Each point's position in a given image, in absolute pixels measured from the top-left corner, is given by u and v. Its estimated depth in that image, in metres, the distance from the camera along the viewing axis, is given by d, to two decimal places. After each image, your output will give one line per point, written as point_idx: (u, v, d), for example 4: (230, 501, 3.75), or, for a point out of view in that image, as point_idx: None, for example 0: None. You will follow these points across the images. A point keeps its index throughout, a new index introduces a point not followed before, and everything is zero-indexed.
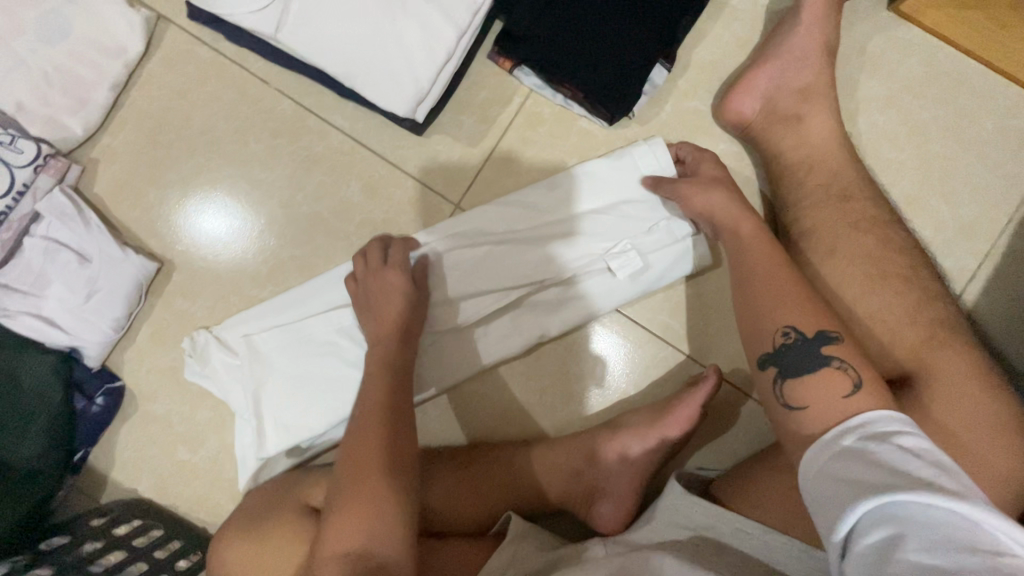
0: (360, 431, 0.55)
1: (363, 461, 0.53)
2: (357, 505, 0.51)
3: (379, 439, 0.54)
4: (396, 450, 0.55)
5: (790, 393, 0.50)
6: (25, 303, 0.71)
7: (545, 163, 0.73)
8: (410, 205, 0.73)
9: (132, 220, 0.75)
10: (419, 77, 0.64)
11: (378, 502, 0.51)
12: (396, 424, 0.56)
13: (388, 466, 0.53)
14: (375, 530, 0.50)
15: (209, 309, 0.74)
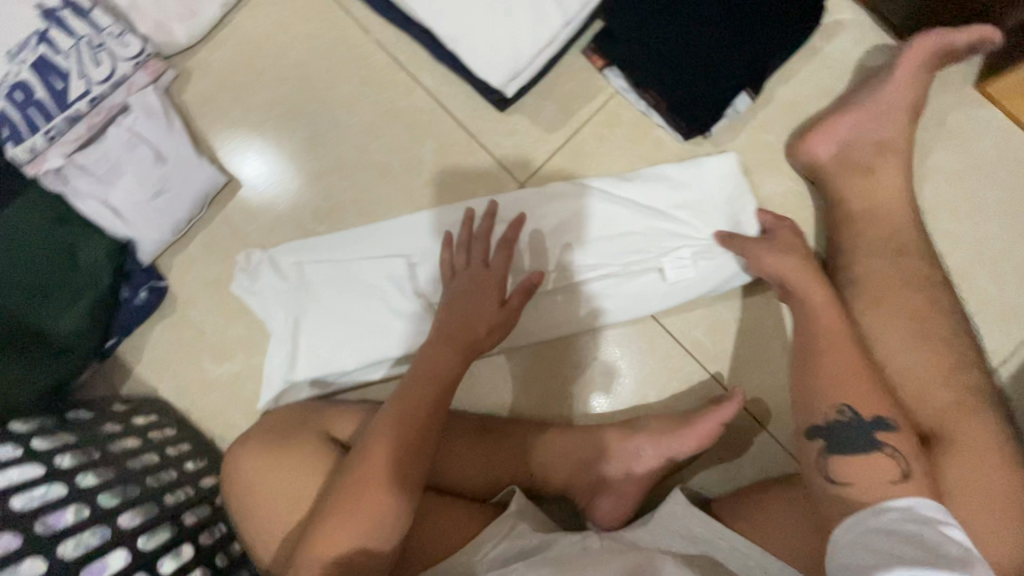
0: (393, 435, 0.54)
1: (386, 469, 0.53)
2: (366, 511, 0.52)
3: (410, 451, 0.54)
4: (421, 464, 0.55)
5: (836, 470, 0.53)
6: (95, 187, 0.73)
7: (614, 163, 0.75)
8: (477, 176, 0.76)
9: (211, 132, 0.78)
10: (517, 53, 0.66)
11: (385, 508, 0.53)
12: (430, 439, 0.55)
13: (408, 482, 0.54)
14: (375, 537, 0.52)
15: (264, 233, 0.76)
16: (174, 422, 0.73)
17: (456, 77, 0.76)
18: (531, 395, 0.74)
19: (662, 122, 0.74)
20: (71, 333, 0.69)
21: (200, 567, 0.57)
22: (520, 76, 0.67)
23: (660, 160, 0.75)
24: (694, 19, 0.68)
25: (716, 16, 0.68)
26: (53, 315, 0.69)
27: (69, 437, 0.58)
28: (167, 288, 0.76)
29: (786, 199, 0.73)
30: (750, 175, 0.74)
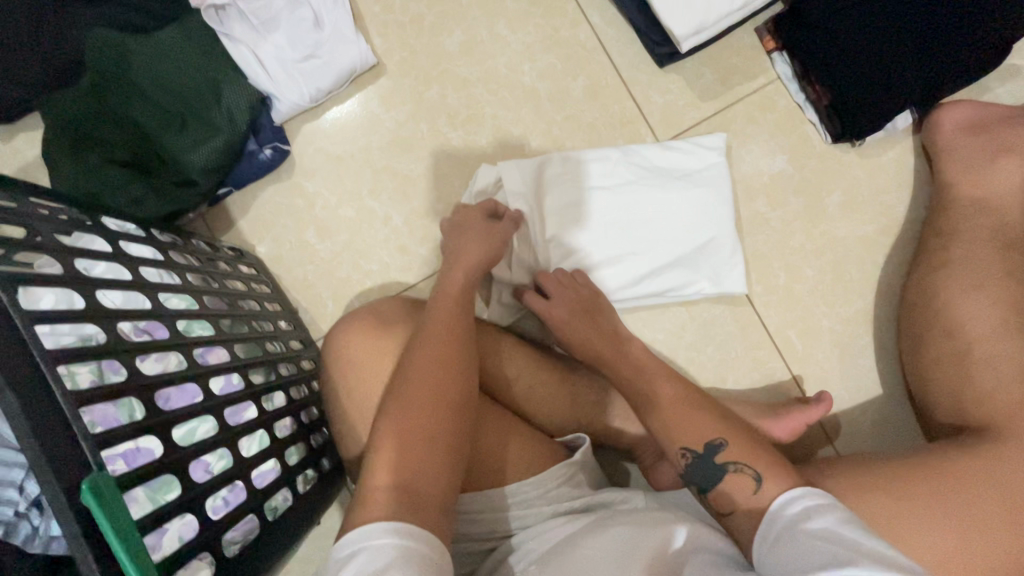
0: (412, 382, 0.51)
1: (412, 416, 0.49)
2: (401, 453, 0.48)
3: (433, 389, 0.51)
4: (450, 405, 0.51)
5: (965, 510, 0.54)
6: (250, 36, 0.73)
7: (756, 147, 0.75)
8: (619, 123, 0.76)
9: (368, 12, 0.77)
10: (704, 14, 0.65)
11: (429, 450, 0.48)
12: (453, 379, 0.53)
13: (444, 421, 0.50)
14: (425, 475, 0.47)
15: (398, 124, 0.77)
16: (269, 282, 0.73)
17: (624, 20, 0.75)
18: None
19: (815, 119, 0.74)
20: (198, 169, 0.70)
21: (292, 416, 0.57)
22: (699, 34, 0.66)
23: (804, 155, 0.74)
24: (890, 22, 0.66)
25: (915, 23, 0.66)
26: (187, 145, 0.70)
27: (194, 261, 0.58)
28: (290, 153, 0.77)
29: (913, 227, 0.74)
30: (884, 194, 0.74)
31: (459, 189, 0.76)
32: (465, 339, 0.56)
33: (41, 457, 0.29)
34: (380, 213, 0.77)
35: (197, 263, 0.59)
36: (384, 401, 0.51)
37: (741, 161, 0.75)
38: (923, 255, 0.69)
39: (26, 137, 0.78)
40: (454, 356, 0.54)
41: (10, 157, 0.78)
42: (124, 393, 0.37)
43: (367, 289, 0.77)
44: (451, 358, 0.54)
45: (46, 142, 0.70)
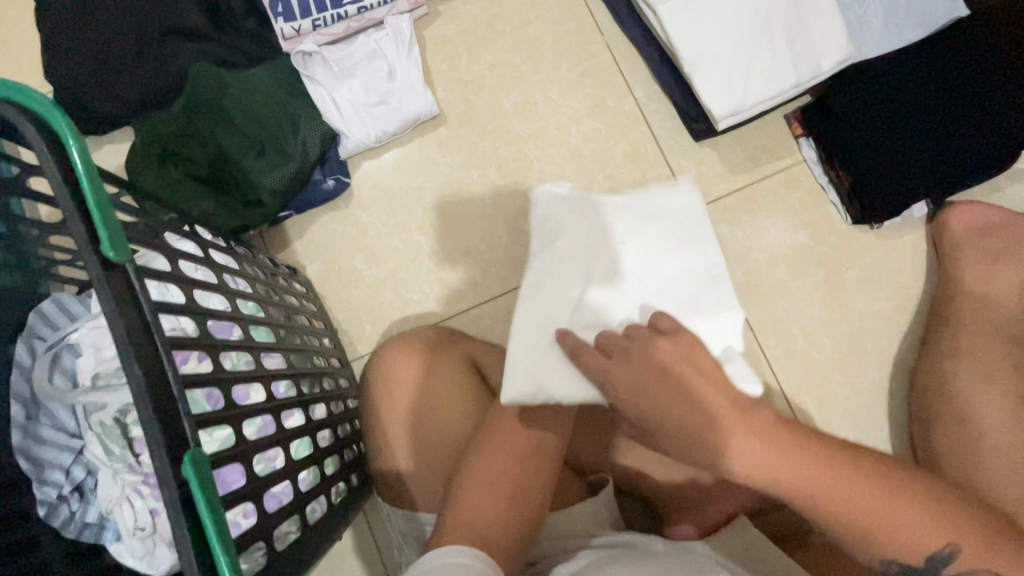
0: (486, 455, 0.55)
1: (489, 478, 0.53)
2: (477, 506, 0.52)
3: (509, 459, 0.54)
4: (523, 471, 0.54)
5: None
6: (329, 80, 0.81)
7: (780, 220, 0.80)
8: (653, 187, 0.82)
9: (435, 69, 0.86)
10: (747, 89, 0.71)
11: (496, 509, 0.52)
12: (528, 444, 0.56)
13: (509, 487, 0.54)
14: (486, 530, 0.51)
15: (451, 169, 0.84)
16: (317, 301, 0.78)
17: (666, 97, 0.83)
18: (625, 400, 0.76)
19: (837, 200, 0.80)
20: (267, 191, 0.76)
21: (331, 428, 0.60)
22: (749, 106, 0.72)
23: (825, 231, 0.80)
24: (908, 121, 0.73)
25: (931, 124, 0.73)
26: (261, 170, 0.77)
27: (260, 272, 0.64)
28: (350, 184, 0.83)
29: (925, 309, 0.78)
30: (899, 276, 0.79)
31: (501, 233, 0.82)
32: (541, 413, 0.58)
33: (156, 427, 0.33)
34: (426, 248, 0.82)
35: (262, 274, 0.64)
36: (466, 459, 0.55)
37: (767, 232, 0.80)
38: (934, 337, 0.73)
39: (112, 148, 0.87)
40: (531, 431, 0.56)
41: (95, 163, 0.87)
42: (207, 381, 0.41)
43: (404, 317, 0.81)
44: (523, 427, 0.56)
45: (134, 154, 0.77)
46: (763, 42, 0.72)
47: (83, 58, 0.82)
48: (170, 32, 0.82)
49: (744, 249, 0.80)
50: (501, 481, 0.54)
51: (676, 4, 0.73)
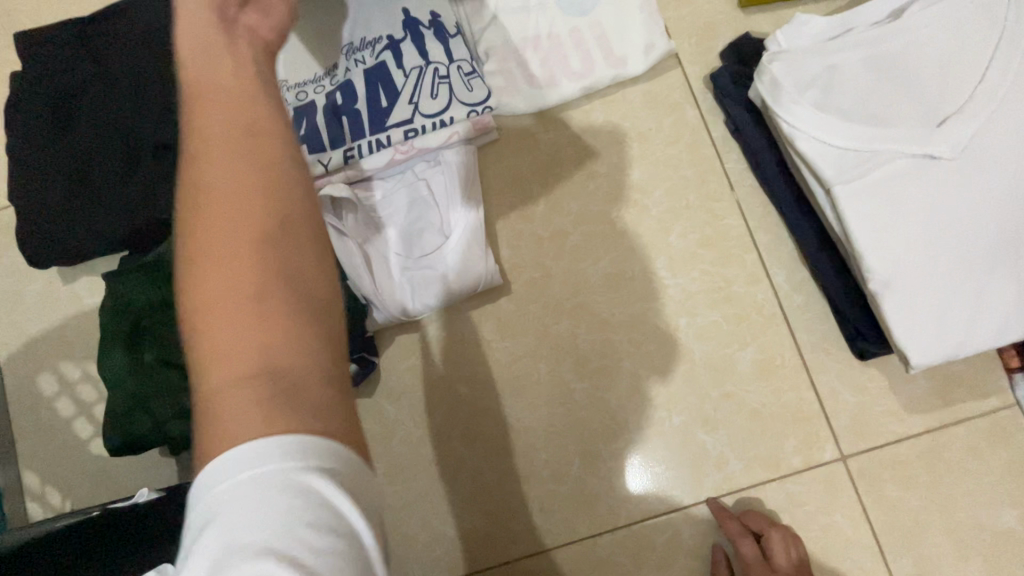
0: (223, 330, 0.28)
1: (225, 262, 0.28)
2: (230, 349, 0.27)
3: (238, 235, 0.29)
4: (266, 284, 0.28)
5: None
6: (361, 228, 0.61)
7: (977, 491, 0.56)
8: (790, 417, 0.59)
9: (502, 216, 0.65)
10: None
11: (242, 339, 0.27)
12: (255, 262, 0.28)
13: (292, 327, 0.28)
14: (282, 349, 0.27)
15: (512, 357, 0.63)
16: None
17: (817, 289, 0.60)
18: None
19: None
20: None
21: None
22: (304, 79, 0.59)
23: None
24: None
25: None
26: None
27: None
28: (376, 364, 0.63)
29: None
30: None
31: (572, 455, 0.60)
32: (253, 171, 0.30)
33: None
34: (470, 464, 0.61)
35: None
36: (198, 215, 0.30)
37: (955, 505, 0.56)
38: None
39: (89, 282, 0.69)
40: (250, 190, 0.30)
41: (68, 301, 0.69)
42: None
43: (432, 560, 0.60)
44: (252, 203, 0.29)
45: (102, 317, 0.59)
46: (994, 257, 0.48)
47: (57, 179, 0.64)
48: (168, 149, 0.64)
49: (919, 527, 0.56)
50: (266, 248, 0.29)
51: (861, 190, 0.50)
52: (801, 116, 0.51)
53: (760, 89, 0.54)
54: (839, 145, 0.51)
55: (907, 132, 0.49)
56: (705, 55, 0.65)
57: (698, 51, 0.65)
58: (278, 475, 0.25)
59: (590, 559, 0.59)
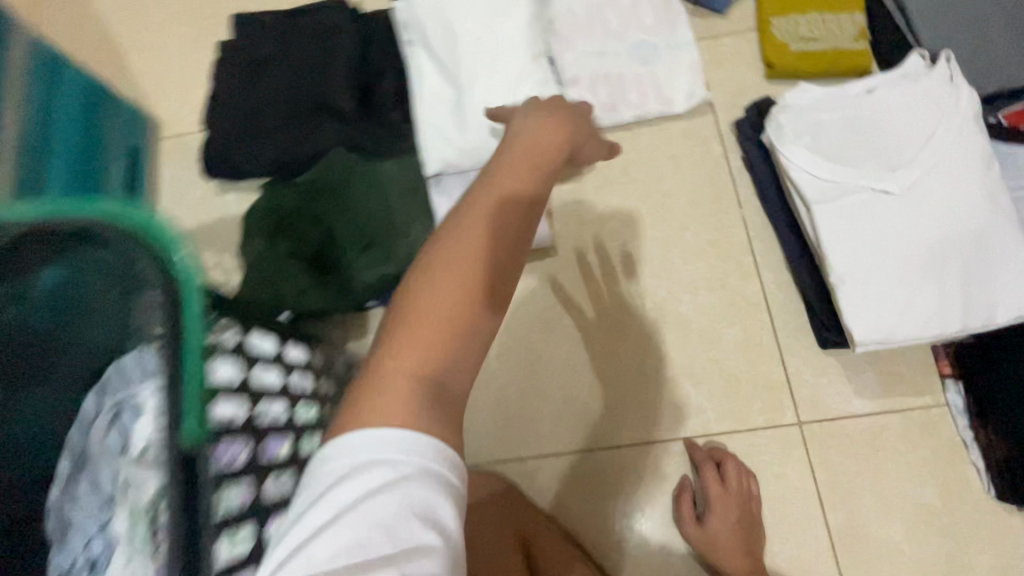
0: (422, 328, 0.37)
1: (429, 323, 0.37)
2: (413, 360, 0.37)
3: (449, 302, 0.38)
4: (452, 323, 0.38)
5: None
6: (455, 192, 0.81)
7: (905, 468, 0.69)
8: (760, 384, 0.73)
9: (558, 198, 0.84)
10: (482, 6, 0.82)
11: (423, 348, 0.37)
12: (466, 300, 0.38)
13: (452, 351, 0.38)
14: (450, 373, 0.38)
15: (548, 303, 0.80)
16: None
17: (796, 290, 0.76)
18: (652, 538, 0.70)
19: (979, 463, 0.67)
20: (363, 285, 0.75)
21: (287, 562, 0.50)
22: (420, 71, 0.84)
23: (959, 497, 0.67)
24: None
25: None
26: (363, 263, 0.76)
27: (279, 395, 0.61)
28: None
29: None
30: None
31: (583, 384, 0.76)
32: (472, 263, 0.39)
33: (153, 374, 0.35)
34: (501, 379, 0.77)
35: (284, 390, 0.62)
36: (402, 290, 0.38)
37: (886, 475, 0.69)
38: None
39: (237, 197, 0.91)
40: (484, 257, 0.39)
41: (217, 208, 0.91)
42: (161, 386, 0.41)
43: None
44: (470, 295, 0.38)
45: (253, 214, 0.79)
46: (929, 271, 0.64)
47: (239, 116, 0.87)
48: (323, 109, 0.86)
49: (854, 488, 0.69)
50: (469, 326, 0.38)
51: (831, 209, 0.67)
52: (792, 152, 0.70)
53: (766, 132, 0.73)
54: (817, 176, 0.69)
55: (870, 173, 0.67)
56: (732, 108, 0.85)
57: (728, 104, 0.86)
58: (385, 458, 0.33)
59: (583, 468, 0.73)
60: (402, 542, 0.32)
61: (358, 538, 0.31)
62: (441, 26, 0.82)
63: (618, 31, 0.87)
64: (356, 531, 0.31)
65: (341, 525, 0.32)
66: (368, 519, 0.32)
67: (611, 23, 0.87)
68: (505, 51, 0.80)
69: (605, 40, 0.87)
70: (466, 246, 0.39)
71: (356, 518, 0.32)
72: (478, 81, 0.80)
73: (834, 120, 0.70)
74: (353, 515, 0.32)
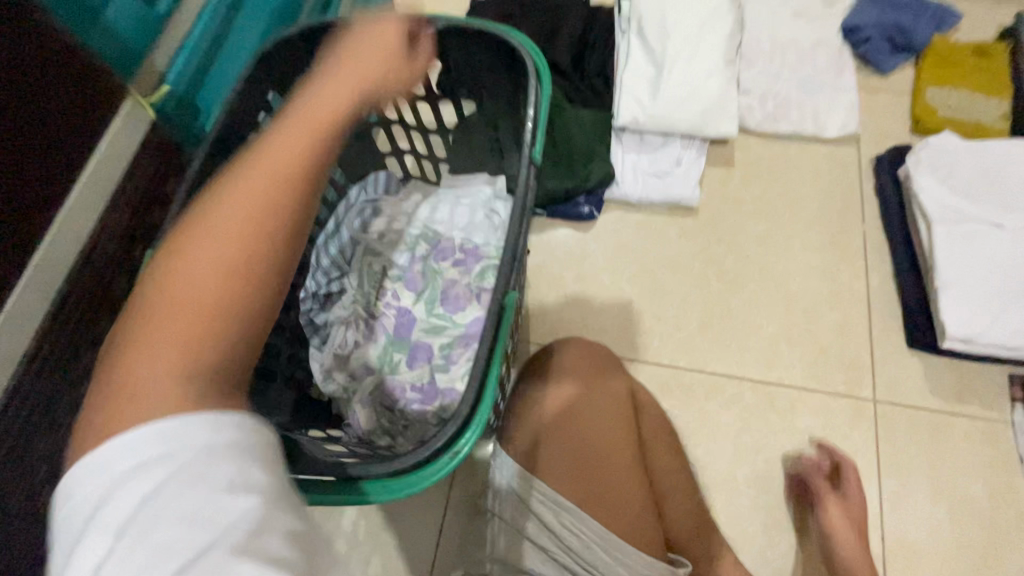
0: (152, 320, 0.31)
1: (244, 196, 0.33)
2: (163, 352, 0.30)
3: (274, 204, 0.34)
4: (249, 262, 0.32)
5: None
6: (631, 144, 1.01)
7: (962, 462, 0.79)
8: (847, 361, 0.86)
9: (709, 176, 1.01)
10: (696, 13, 1.03)
11: (196, 302, 0.31)
12: (224, 265, 0.32)
13: (236, 288, 0.32)
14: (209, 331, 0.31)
15: (680, 250, 0.96)
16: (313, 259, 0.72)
17: (897, 298, 0.89)
18: (724, 452, 0.82)
19: None
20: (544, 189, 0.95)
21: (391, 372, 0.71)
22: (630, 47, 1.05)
23: (1006, 499, 0.76)
24: None
25: None
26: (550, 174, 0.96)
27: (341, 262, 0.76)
28: (596, 219, 0.99)
29: None
30: None
31: (694, 319, 0.91)
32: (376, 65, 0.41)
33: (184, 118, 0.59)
34: (627, 296, 0.94)
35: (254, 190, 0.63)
36: (241, 157, 0.35)
37: (942, 462, 0.79)
38: None
39: None
40: (272, 207, 0.34)
41: None
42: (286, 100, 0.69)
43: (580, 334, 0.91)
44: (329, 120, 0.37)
45: None
46: (1020, 297, 0.77)
47: None
48: None
49: (911, 464, 0.79)
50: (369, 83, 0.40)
51: (951, 230, 0.81)
52: (927, 180, 0.85)
53: (907, 161, 0.87)
54: (944, 202, 0.83)
55: (988, 211, 0.81)
56: (875, 147, 1.01)
57: (872, 143, 1.01)
58: (179, 450, 0.27)
59: (678, 381, 0.87)
60: (216, 516, 0.26)
61: (129, 510, 0.26)
62: (657, 21, 1.04)
63: (793, 64, 1.05)
64: (162, 492, 0.26)
65: (129, 489, 0.26)
66: (237, 464, 0.27)
67: (789, 57, 1.06)
68: (703, 51, 1.01)
69: (781, 68, 1.05)
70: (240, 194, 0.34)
71: (145, 479, 0.27)
72: (675, 67, 1.00)
73: (968, 164, 0.85)
74: (185, 452, 0.27)
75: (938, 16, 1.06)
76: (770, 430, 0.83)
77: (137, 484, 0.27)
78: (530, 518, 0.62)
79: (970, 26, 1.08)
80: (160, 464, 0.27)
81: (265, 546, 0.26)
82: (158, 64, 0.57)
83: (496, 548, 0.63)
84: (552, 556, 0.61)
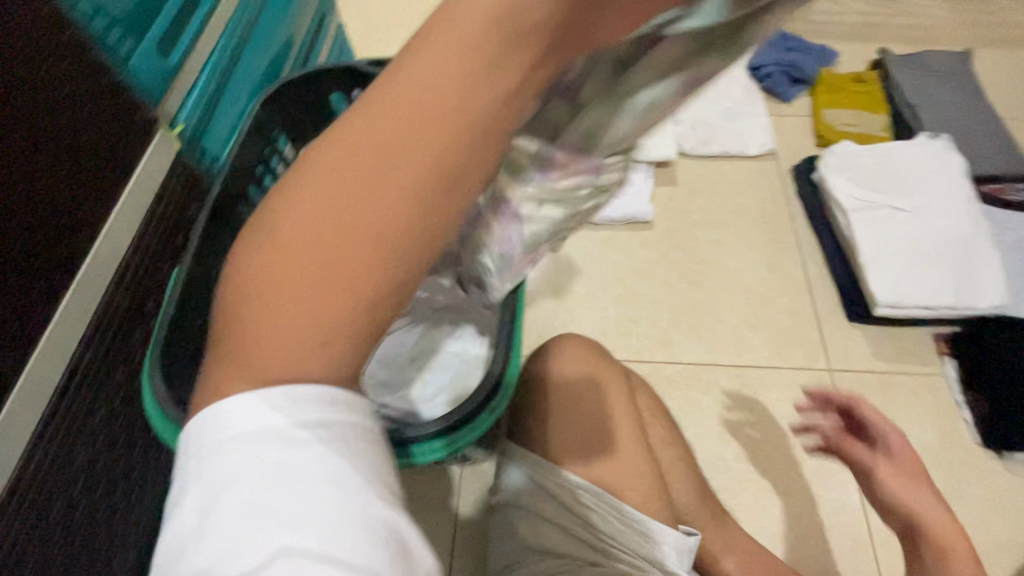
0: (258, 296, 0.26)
1: (389, 109, 0.24)
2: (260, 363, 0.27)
3: (418, 141, 0.24)
4: (370, 237, 0.25)
5: None
6: None
7: (911, 412, 0.89)
8: (801, 338, 0.96)
9: (658, 192, 1.14)
10: None
11: (281, 322, 0.26)
12: (346, 238, 0.25)
13: (384, 250, 0.25)
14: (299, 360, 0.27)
15: (643, 258, 1.06)
16: None
17: (832, 280, 1.02)
18: (708, 431, 0.89)
19: (968, 418, 0.88)
20: None
21: None
22: None
23: (954, 440, 0.87)
24: None
25: None
26: None
27: None
28: None
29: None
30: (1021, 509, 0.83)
31: (663, 316, 1.00)
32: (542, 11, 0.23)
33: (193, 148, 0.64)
34: (602, 302, 1.02)
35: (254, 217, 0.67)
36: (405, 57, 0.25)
37: (896, 415, 0.89)
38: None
39: None
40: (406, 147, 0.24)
41: None
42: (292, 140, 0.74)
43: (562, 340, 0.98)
44: (502, 23, 0.23)
45: None
46: (928, 265, 0.92)
47: None
48: None
49: None
50: (469, 70, 0.23)
51: (863, 216, 0.96)
52: (836, 178, 1.01)
53: (818, 165, 1.04)
54: (854, 194, 0.98)
55: (889, 198, 0.97)
56: (792, 158, 1.18)
57: (789, 155, 1.18)
58: (294, 411, 0.27)
59: (658, 374, 0.94)
60: (328, 474, 0.26)
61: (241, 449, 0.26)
62: None
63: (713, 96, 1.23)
64: (255, 466, 0.26)
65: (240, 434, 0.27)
66: (311, 468, 0.26)
67: (709, 90, 1.23)
68: None
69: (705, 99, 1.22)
70: (412, 82, 0.24)
71: (249, 453, 0.26)
72: None
73: (866, 162, 1.02)
74: (284, 417, 0.26)
75: (821, 53, 1.28)
76: (746, 409, 0.91)
77: (226, 459, 0.26)
78: (547, 501, 0.67)
79: (847, 61, 1.31)
80: (298, 406, 0.27)
81: (355, 537, 0.25)
82: (170, 107, 0.60)
83: (519, 537, 0.68)
84: (571, 534, 0.66)
